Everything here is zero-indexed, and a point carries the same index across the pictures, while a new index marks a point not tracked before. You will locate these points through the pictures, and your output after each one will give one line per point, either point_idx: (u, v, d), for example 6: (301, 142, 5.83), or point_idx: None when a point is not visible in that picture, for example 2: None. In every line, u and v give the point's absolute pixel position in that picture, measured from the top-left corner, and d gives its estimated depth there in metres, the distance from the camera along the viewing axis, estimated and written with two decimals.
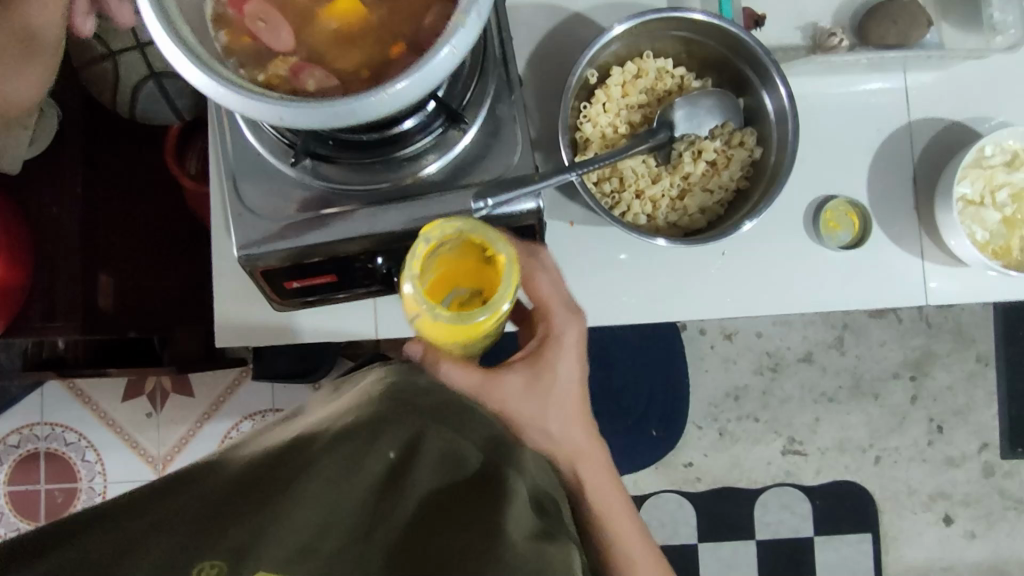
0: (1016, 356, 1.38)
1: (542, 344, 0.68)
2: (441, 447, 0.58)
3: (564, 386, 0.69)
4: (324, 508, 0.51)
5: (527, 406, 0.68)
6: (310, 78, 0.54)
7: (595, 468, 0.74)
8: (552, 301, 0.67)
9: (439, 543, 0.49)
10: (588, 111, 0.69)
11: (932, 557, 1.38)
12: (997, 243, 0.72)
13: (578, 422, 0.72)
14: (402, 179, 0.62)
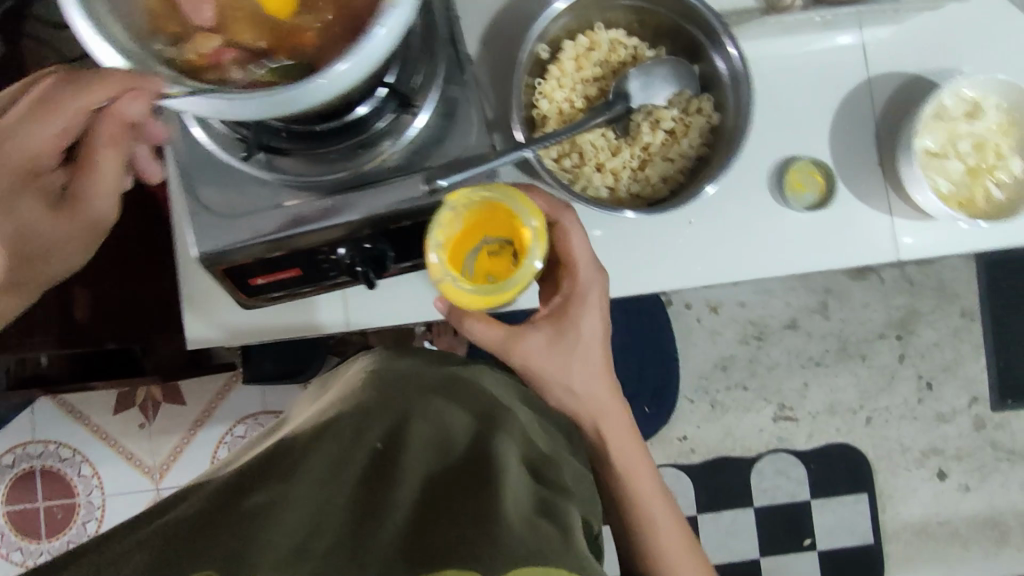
0: (1000, 308, 1.38)
1: (567, 301, 0.67)
2: (428, 437, 0.58)
3: (590, 345, 0.68)
4: (314, 502, 0.50)
5: (552, 364, 0.68)
6: (237, 68, 0.50)
7: (621, 428, 0.73)
8: (578, 258, 0.65)
9: (436, 524, 0.49)
10: (543, 86, 0.67)
11: (928, 512, 1.39)
12: (962, 194, 0.70)
13: (603, 380, 0.71)
14: (358, 166, 0.61)
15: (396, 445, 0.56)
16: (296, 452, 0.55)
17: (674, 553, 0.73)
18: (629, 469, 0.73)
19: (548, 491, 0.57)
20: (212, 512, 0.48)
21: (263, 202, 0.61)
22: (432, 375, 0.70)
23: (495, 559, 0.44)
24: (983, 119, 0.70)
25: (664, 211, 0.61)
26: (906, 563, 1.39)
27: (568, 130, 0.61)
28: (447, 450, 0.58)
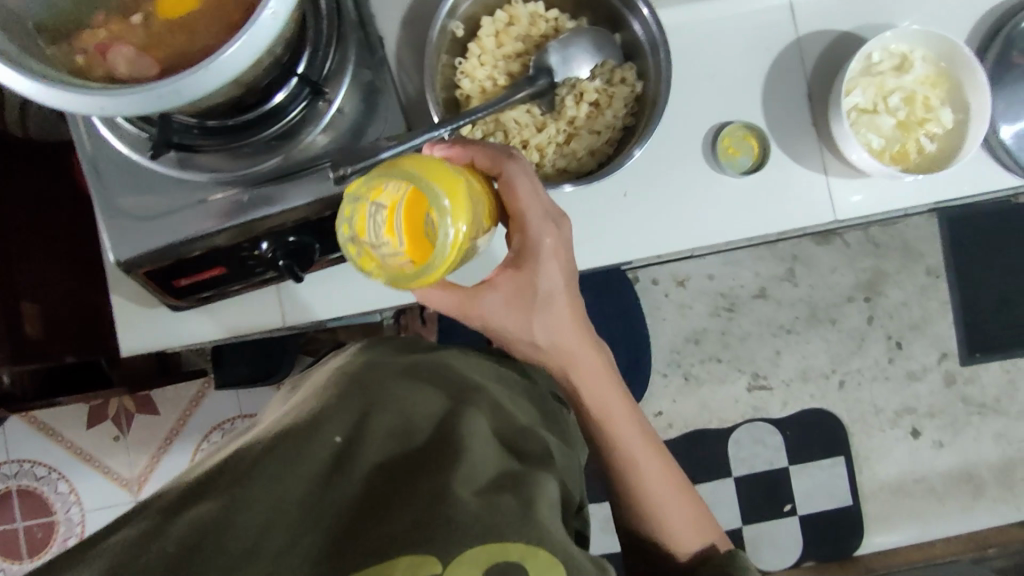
0: (964, 263, 1.38)
1: (520, 255, 0.61)
2: (390, 414, 0.52)
3: (550, 296, 0.64)
4: (264, 504, 0.44)
5: (513, 322, 0.63)
6: (120, 58, 0.48)
7: (597, 380, 0.68)
8: (527, 209, 0.58)
9: (397, 515, 0.44)
10: (464, 65, 0.66)
11: (906, 470, 1.40)
12: (895, 148, 0.70)
13: (569, 330, 0.66)
14: (275, 159, 0.59)
15: (355, 430, 0.50)
16: (245, 450, 0.49)
17: (667, 499, 0.67)
18: (609, 420, 0.68)
19: (525, 461, 0.53)
20: (158, 524, 0.44)
21: (179, 202, 0.60)
22: (399, 355, 0.63)
23: (450, 543, 0.42)
24: (911, 72, 0.69)
25: (591, 182, 0.61)
26: (887, 522, 1.39)
27: (489, 106, 0.59)
28: (413, 428, 0.52)
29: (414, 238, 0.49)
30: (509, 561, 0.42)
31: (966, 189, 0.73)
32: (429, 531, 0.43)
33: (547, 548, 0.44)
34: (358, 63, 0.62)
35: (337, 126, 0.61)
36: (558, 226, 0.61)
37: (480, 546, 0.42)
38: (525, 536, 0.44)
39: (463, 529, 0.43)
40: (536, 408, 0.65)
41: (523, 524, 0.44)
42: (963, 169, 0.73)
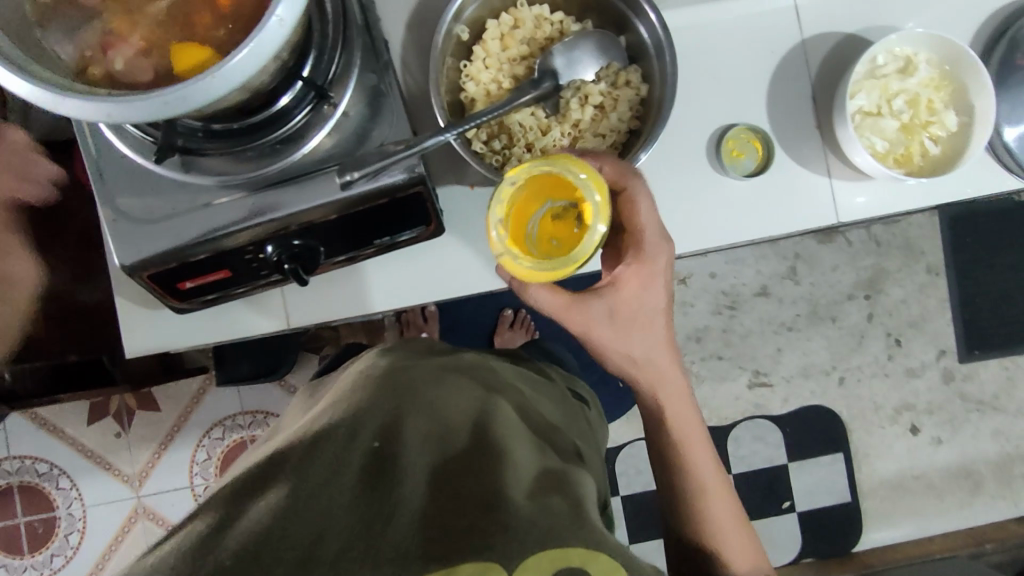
0: (965, 262, 1.39)
1: (630, 268, 0.60)
2: (425, 414, 0.50)
3: (654, 317, 0.63)
4: (310, 515, 0.42)
5: (610, 334, 0.62)
6: (118, 56, 0.48)
7: (681, 401, 0.66)
8: (646, 228, 0.60)
9: (448, 521, 0.43)
10: (469, 68, 0.65)
11: (903, 467, 1.41)
12: (898, 151, 0.70)
13: (662, 346, 0.64)
14: (280, 162, 0.59)
15: (390, 432, 0.48)
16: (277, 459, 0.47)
17: (728, 529, 0.65)
18: (684, 441, 0.66)
19: (560, 462, 0.52)
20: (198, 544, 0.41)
21: (183, 205, 0.60)
22: (421, 359, 0.62)
23: (510, 548, 0.41)
24: (916, 75, 0.69)
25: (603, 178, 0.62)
26: (884, 518, 1.40)
27: (494, 109, 0.58)
28: (450, 429, 0.50)
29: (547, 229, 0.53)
30: (572, 568, 0.40)
31: (969, 191, 0.73)
32: (485, 536, 0.41)
33: (607, 551, 0.42)
34: (363, 65, 0.61)
35: (344, 129, 0.61)
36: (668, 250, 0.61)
37: (542, 552, 0.40)
38: (584, 540, 0.42)
39: (521, 534, 0.41)
40: (556, 409, 0.65)
41: (578, 526, 0.43)
42: (967, 171, 0.73)
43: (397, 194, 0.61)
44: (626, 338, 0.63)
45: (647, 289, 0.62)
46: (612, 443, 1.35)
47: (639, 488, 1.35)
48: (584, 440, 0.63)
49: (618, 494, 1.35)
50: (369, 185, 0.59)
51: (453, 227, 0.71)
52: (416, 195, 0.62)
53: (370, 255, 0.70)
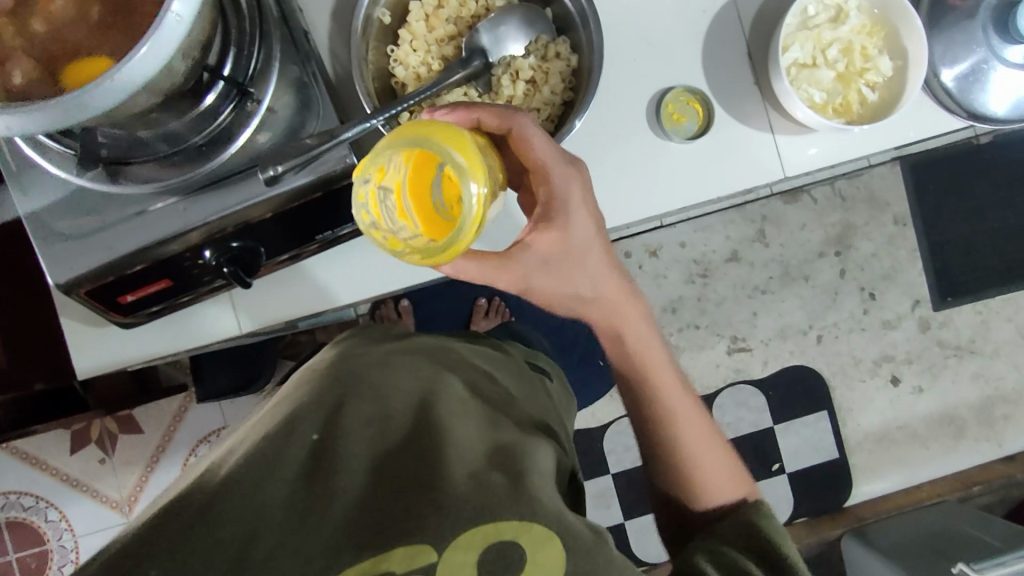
0: (931, 209, 1.39)
1: (549, 209, 0.58)
2: (366, 402, 0.51)
3: (592, 249, 0.61)
4: (243, 510, 0.42)
5: (551, 280, 0.60)
6: (17, 69, 0.47)
7: (639, 323, 0.66)
8: (547, 160, 0.56)
9: (385, 506, 0.43)
10: (397, 53, 0.65)
11: (887, 419, 1.41)
12: (836, 101, 0.70)
13: (608, 273, 0.63)
14: (208, 165, 0.58)
15: (332, 424, 0.48)
16: (217, 465, 0.47)
17: (702, 451, 0.65)
18: (649, 367, 0.66)
19: (510, 436, 0.52)
20: (129, 544, 0.41)
21: (113, 217, 0.59)
22: (369, 346, 0.61)
23: (442, 528, 0.41)
24: (847, 22, 0.69)
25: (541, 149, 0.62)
26: (873, 471, 1.41)
27: (422, 91, 0.58)
28: (392, 418, 0.50)
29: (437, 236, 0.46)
30: (504, 539, 0.42)
31: (912, 133, 0.73)
32: (419, 518, 0.42)
33: (541, 521, 0.43)
34: (284, 57, 0.60)
35: (272, 125, 0.59)
36: (577, 171, 0.59)
37: (470, 529, 0.42)
38: (520, 512, 0.43)
39: (455, 511, 0.42)
40: (513, 384, 0.64)
41: (515, 500, 0.44)
42: (908, 114, 0.73)
43: (332, 185, 0.60)
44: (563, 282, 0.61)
45: (573, 222, 0.58)
46: (597, 422, 1.35)
47: (627, 465, 1.35)
48: (544, 412, 0.63)
49: (609, 472, 1.35)
50: (300, 177, 0.58)
51: None
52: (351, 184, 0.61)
53: (316, 251, 0.70)
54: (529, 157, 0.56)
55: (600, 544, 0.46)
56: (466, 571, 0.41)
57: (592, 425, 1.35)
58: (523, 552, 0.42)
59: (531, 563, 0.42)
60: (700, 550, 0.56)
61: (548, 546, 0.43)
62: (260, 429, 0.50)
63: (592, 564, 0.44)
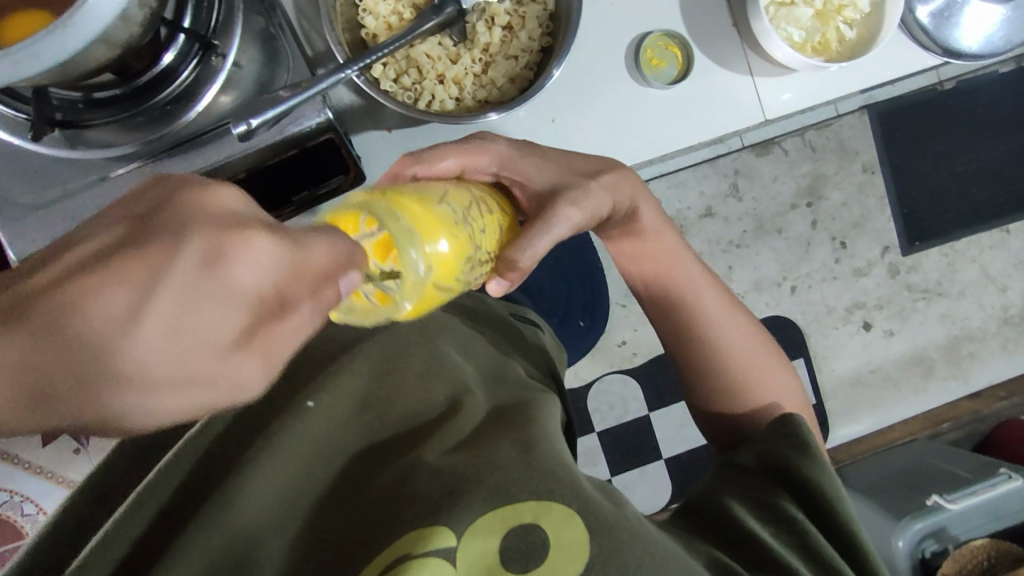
0: (898, 156, 1.41)
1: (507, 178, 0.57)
2: None
3: (567, 165, 0.60)
4: (248, 508, 0.43)
5: (588, 202, 0.58)
6: None
7: (645, 197, 0.67)
8: (456, 156, 0.54)
9: (398, 493, 0.44)
10: (366, 2, 0.61)
11: (859, 363, 1.44)
12: (816, 40, 0.70)
13: (601, 172, 0.62)
14: (173, 125, 0.55)
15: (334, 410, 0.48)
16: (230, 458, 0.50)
17: (729, 341, 0.68)
18: (666, 263, 0.70)
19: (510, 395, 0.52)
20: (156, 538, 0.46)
21: (77, 184, 0.57)
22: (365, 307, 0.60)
23: (460, 512, 0.41)
24: None
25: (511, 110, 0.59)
26: (849, 414, 1.44)
27: (396, 40, 0.56)
28: None
29: (461, 262, 0.44)
30: (524, 525, 0.41)
31: (888, 71, 0.73)
32: (435, 504, 0.42)
33: (559, 498, 0.42)
34: (247, 7, 0.57)
35: (238, 81, 0.57)
36: (491, 144, 0.57)
37: (491, 510, 0.41)
38: (536, 492, 0.42)
39: (472, 492, 0.42)
40: (501, 330, 0.64)
41: (534, 477, 0.42)
42: (883, 52, 0.72)
43: (306, 140, 0.58)
44: (589, 207, 0.58)
45: (532, 173, 0.57)
46: (580, 382, 1.35)
47: (611, 423, 1.36)
48: (542, 363, 0.63)
49: (594, 431, 1.36)
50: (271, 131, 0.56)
51: (376, 176, 0.65)
52: (328, 143, 0.59)
53: None
54: (448, 167, 0.54)
55: (619, 506, 0.45)
56: (488, 554, 0.40)
57: (576, 385, 1.36)
58: (545, 531, 0.40)
59: (554, 547, 0.40)
60: (730, 489, 0.55)
61: (569, 524, 0.41)
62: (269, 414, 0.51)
63: (621, 539, 0.41)
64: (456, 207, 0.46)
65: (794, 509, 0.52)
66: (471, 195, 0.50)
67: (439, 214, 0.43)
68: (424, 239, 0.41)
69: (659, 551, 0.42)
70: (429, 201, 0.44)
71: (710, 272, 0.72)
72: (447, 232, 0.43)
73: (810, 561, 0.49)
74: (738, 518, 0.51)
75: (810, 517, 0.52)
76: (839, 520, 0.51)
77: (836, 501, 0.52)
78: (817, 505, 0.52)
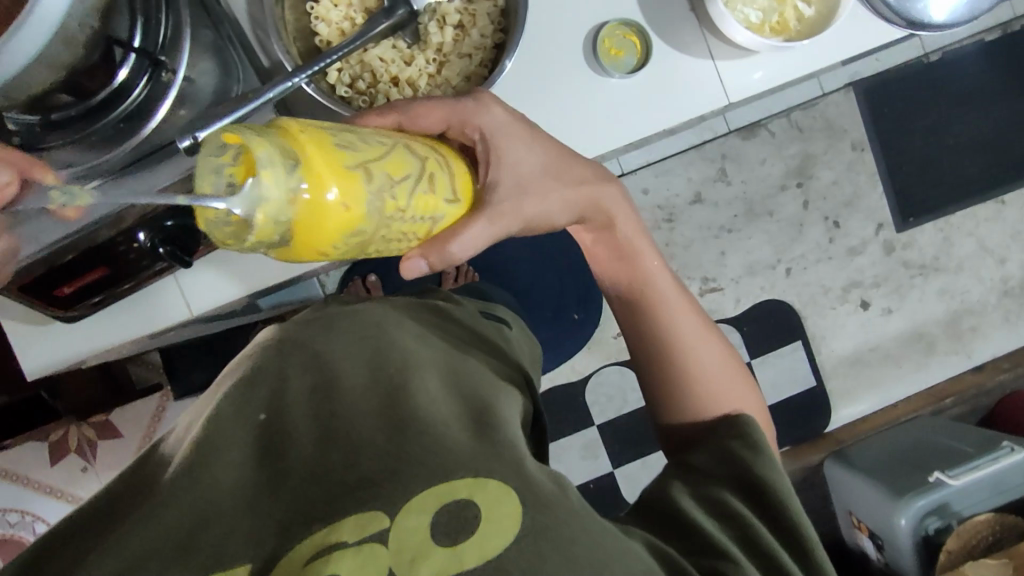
0: (886, 131, 1.39)
1: (484, 149, 0.55)
2: (308, 369, 0.47)
3: (557, 170, 0.60)
4: (189, 498, 0.39)
5: (542, 202, 0.59)
6: None
7: (626, 211, 0.66)
8: (444, 113, 0.54)
9: (334, 475, 0.39)
10: (317, 9, 0.62)
11: (859, 342, 1.43)
12: (773, 20, 0.69)
13: (572, 168, 0.61)
14: (127, 143, 0.55)
15: (278, 399, 0.45)
16: (164, 454, 0.45)
17: (693, 335, 0.67)
18: (636, 253, 0.68)
19: (465, 381, 0.49)
20: (79, 543, 0.40)
21: None
22: (321, 307, 0.57)
23: (397, 492, 0.37)
24: None
25: (490, 100, 0.57)
26: (850, 394, 1.43)
27: (346, 44, 0.55)
28: (336, 378, 0.46)
29: (348, 223, 0.42)
30: (458, 500, 0.37)
31: (853, 46, 0.72)
32: (373, 486, 0.38)
33: (498, 477, 0.39)
34: (196, 21, 0.58)
35: (192, 96, 0.57)
36: (480, 111, 0.55)
37: (428, 490, 0.38)
38: (476, 470, 0.39)
39: (410, 471, 0.38)
40: (461, 332, 0.61)
41: (475, 457, 0.40)
42: (846, 28, 0.71)
43: None
44: (543, 210, 0.59)
45: (511, 156, 0.57)
46: (577, 376, 1.35)
47: (611, 415, 1.35)
48: (506, 363, 0.60)
49: (594, 424, 1.36)
50: None
51: None
52: None
53: None
54: (434, 124, 0.54)
55: (565, 490, 0.42)
56: (421, 536, 0.36)
57: (573, 378, 1.36)
58: (481, 511, 0.37)
59: (485, 520, 0.37)
60: (675, 484, 0.52)
61: (510, 503, 0.38)
62: (206, 407, 0.47)
63: (558, 516, 0.38)
64: (376, 171, 0.44)
65: (735, 502, 0.50)
66: (415, 165, 0.48)
67: (343, 164, 0.41)
68: (307, 181, 0.39)
69: (594, 527, 0.40)
70: (343, 148, 0.42)
71: (681, 285, 0.71)
72: (341, 183, 0.41)
73: (753, 554, 0.47)
74: (680, 510, 0.49)
75: (753, 510, 0.51)
76: (783, 513, 0.50)
77: (781, 499, 0.51)
78: (762, 501, 0.51)
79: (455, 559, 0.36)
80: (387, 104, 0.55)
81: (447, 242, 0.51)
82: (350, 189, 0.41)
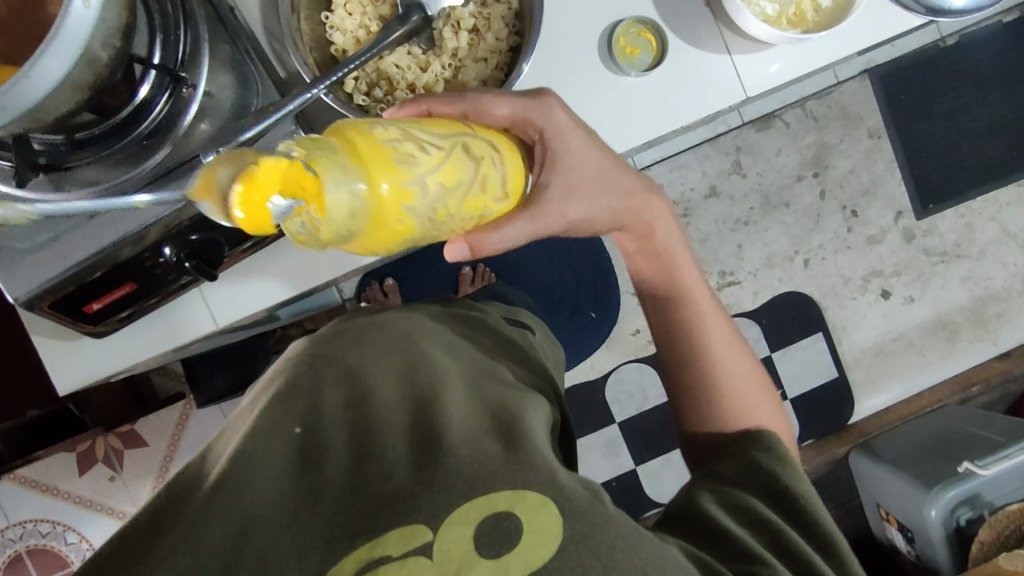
0: (904, 118, 1.37)
1: (541, 148, 0.55)
2: (342, 383, 0.47)
3: (608, 178, 0.60)
4: (230, 513, 0.39)
5: (584, 204, 0.59)
6: None
7: (666, 223, 0.68)
8: (517, 107, 0.54)
9: (373, 487, 0.39)
10: (332, 19, 0.63)
11: (881, 332, 1.41)
12: (790, 12, 0.68)
13: (618, 171, 0.61)
14: (153, 158, 0.56)
15: (314, 412, 0.45)
16: (202, 470, 0.44)
17: (723, 335, 0.67)
18: (671, 253, 0.69)
19: (496, 391, 0.49)
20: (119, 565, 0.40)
21: (62, 225, 0.57)
22: (347, 320, 0.58)
23: (436, 504, 0.38)
24: None
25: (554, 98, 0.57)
26: (873, 385, 1.41)
27: (362, 54, 0.55)
28: (371, 391, 0.46)
29: (400, 220, 0.43)
30: (498, 513, 0.38)
31: (872, 34, 0.71)
32: (412, 497, 0.38)
33: (535, 488, 0.39)
34: (213, 35, 0.59)
35: (212, 109, 0.57)
36: (549, 109, 0.55)
37: (467, 502, 0.38)
38: (512, 481, 0.39)
39: (447, 483, 0.38)
40: (486, 340, 0.61)
41: (511, 467, 0.39)
42: (865, 16, 0.70)
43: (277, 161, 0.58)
44: (585, 213, 0.59)
45: (570, 162, 0.56)
46: (597, 373, 1.35)
47: (631, 412, 1.35)
48: (532, 370, 0.60)
49: (615, 422, 1.36)
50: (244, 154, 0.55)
51: None
52: None
53: (279, 235, 0.67)
54: (502, 118, 0.53)
55: (599, 497, 0.42)
56: (464, 546, 0.37)
57: (592, 376, 1.35)
58: (520, 523, 0.37)
59: (527, 532, 0.37)
60: (706, 491, 0.52)
61: (546, 515, 0.38)
62: (241, 421, 0.47)
63: (595, 525, 0.38)
64: (434, 175, 0.45)
65: (763, 508, 0.50)
66: (471, 167, 0.48)
67: (402, 170, 0.42)
68: (364, 179, 0.40)
69: (631, 531, 0.39)
70: (405, 154, 0.43)
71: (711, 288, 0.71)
72: (392, 178, 0.42)
73: (789, 561, 0.46)
74: (714, 516, 0.48)
75: (780, 513, 0.51)
76: (811, 517, 0.50)
77: (806, 503, 0.51)
78: (793, 509, 0.51)
79: (499, 569, 0.37)
80: (461, 91, 0.54)
81: (488, 234, 0.51)
82: (402, 183, 0.42)
